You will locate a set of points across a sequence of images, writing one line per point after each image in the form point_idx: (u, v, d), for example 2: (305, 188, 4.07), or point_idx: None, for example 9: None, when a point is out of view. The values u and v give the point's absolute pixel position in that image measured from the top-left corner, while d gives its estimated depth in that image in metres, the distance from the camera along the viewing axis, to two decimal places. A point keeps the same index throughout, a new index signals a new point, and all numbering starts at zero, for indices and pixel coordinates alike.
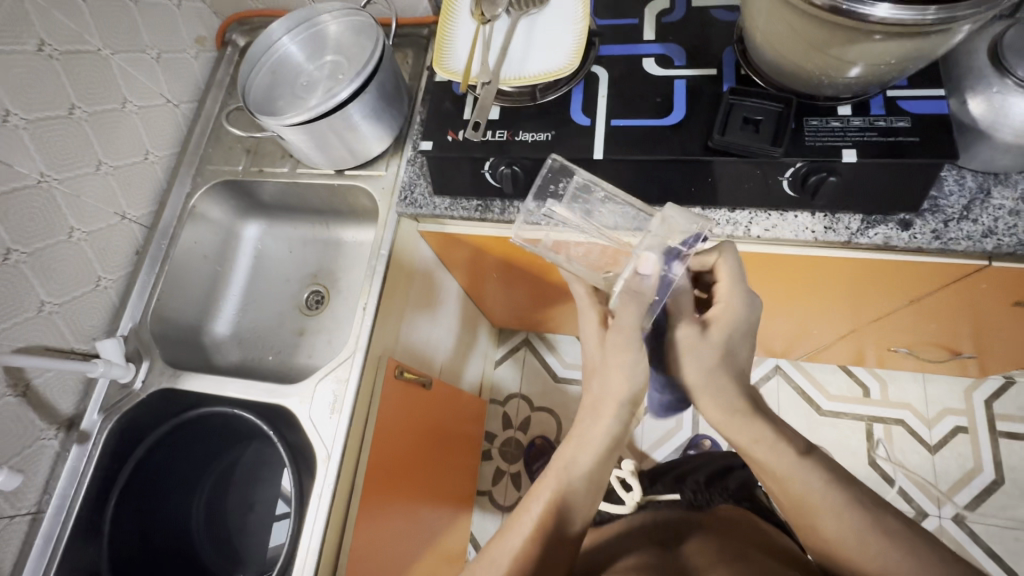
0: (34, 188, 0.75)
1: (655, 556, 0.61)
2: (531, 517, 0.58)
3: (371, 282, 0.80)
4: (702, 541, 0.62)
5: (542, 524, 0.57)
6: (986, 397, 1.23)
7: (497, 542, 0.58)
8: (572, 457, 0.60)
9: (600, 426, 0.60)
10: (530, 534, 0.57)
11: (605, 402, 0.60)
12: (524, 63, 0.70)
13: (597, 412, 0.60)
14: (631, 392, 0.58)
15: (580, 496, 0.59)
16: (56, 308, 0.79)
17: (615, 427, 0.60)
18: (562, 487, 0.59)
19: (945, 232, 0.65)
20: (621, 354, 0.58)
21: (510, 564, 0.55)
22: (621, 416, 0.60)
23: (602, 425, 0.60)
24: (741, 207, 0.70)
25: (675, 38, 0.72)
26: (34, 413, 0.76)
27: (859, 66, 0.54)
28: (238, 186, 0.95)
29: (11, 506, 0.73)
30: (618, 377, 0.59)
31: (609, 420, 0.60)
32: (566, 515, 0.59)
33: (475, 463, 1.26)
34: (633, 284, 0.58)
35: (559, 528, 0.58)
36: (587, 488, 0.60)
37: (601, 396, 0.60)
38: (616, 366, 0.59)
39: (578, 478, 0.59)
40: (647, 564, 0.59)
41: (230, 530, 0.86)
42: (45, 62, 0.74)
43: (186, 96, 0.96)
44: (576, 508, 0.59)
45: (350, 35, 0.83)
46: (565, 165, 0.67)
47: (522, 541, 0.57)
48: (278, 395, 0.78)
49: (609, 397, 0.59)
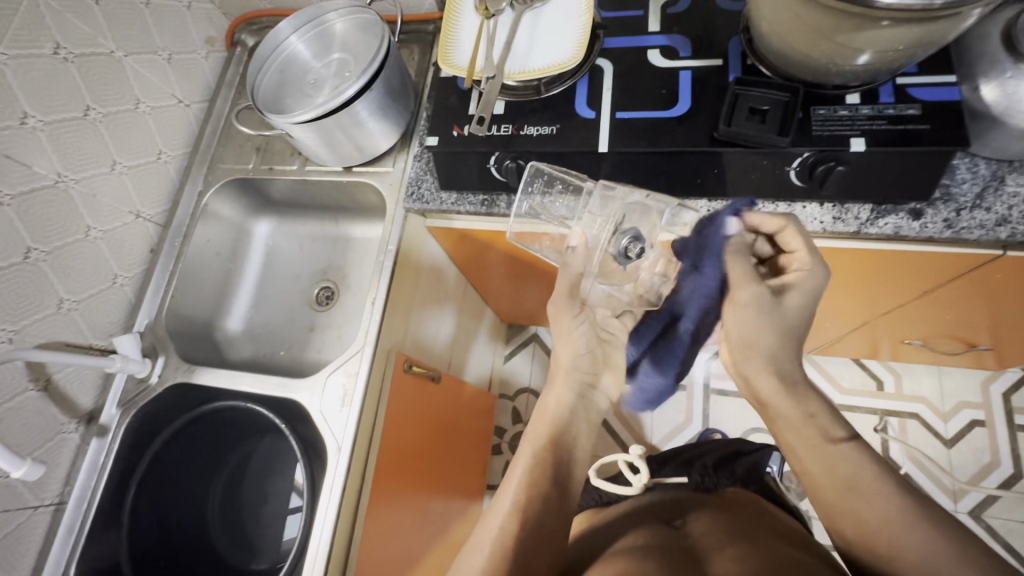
0: (52, 188, 0.77)
1: (662, 534, 0.61)
2: (506, 501, 0.57)
3: (379, 277, 0.81)
4: (710, 520, 0.62)
5: (519, 505, 0.56)
6: (1004, 389, 1.21)
7: (481, 527, 0.58)
8: (537, 433, 0.62)
9: (553, 396, 0.63)
10: (508, 515, 0.56)
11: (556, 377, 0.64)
12: (528, 57, 0.70)
13: (551, 385, 0.65)
14: (575, 359, 0.64)
15: (556, 475, 0.59)
16: (75, 306, 0.81)
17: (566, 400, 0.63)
18: (534, 466, 0.59)
19: (957, 221, 0.64)
20: (561, 320, 0.65)
21: (492, 546, 0.55)
22: (571, 385, 0.63)
23: (554, 395, 0.64)
24: (748, 199, 0.69)
25: (681, 28, 0.72)
26: (55, 406, 0.79)
27: (867, 53, 0.54)
28: (249, 184, 0.96)
29: (35, 496, 0.76)
30: (564, 346, 0.65)
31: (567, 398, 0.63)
32: (553, 502, 0.58)
33: (483, 457, 1.27)
34: (570, 256, 0.66)
35: (542, 516, 0.56)
36: (560, 466, 0.60)
37: (553, 368, 0.65)
38: (564, 333, 0.65)
39: (549, 455, 0.60)
40: (654, 539, 0.59)
41: (245, 520, 0.88)
42: (60, 65, 0.76)
43: (197, 96, 0.98)
44: (556, 490, 0.58)
45: (356, 33, 0.84)
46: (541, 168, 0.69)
47: (501, 520, 0.56)
48: (290, 389, 0.80)
49: (558, 367, 0.65)
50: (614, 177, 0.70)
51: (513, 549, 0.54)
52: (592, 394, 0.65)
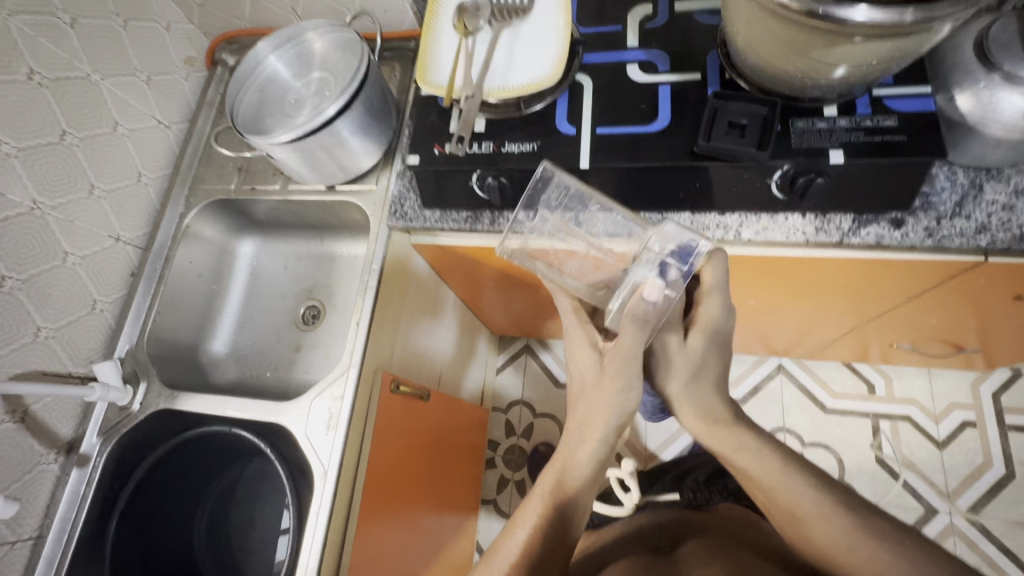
0: (28, 216, 0.76)
1: (646, 560, 0.60)
2: (515, 546, 0.58)
3: (364, 297, 0.80)
4: (698, 540, 0.61)
5: (525, 553, 0.57)
6: (993, 390, 1.21)
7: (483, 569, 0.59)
8: (556, 478, 0.62)
9: (585, 450, 0.62)
10: (514, 562, 0.57)
11: (589, 425, 0.62)
12: (507, 75, 0.70)
13: (583, 432, 0.63)
14: (616, 417, 0.61)
15: (566, 519, 0.60)
16: (52, 333, 0.79)
17: (599, 451, 0.63)
18: (548, 511, 0.60)
19: (938, 230, 0.64)
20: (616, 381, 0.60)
21: None
22: (604, 437, 0.62)
23: (587, 446, 0.62)
24: (731, 211, 0.69)
25: (659, 43, 0.72)
26: (33, 438, 0.77)
27: (842, 67, 0.54)
28: (231, 205, 0.95)
29: (12, 531, 0.74)
30: (608, 401, 0.61)
31: (595, 441, 0.62)
32: (557, 538, 0.59)
33: (478, 472, 1.26)
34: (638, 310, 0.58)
35: (543, 558, 0.57)
36: (571, 510, 0.61)
37: (590, 416, 0.62)
38: (608, 391, 0.61)
39: (560, 506, 0.60)
40: (640, 564, 0.59)
41: (233, 547, 0.86)
42: (34, 90, 0.75)
43: (177, 117, 0.97)
44: (559, 530, 0.59)
45: (336, 51, 0.84)
46: (552, 174, 0.65)
47: (506, 568, 0.57)
48: (274, 414, 0.78)
49: (595, 418, 0.62)
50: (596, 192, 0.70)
51: None
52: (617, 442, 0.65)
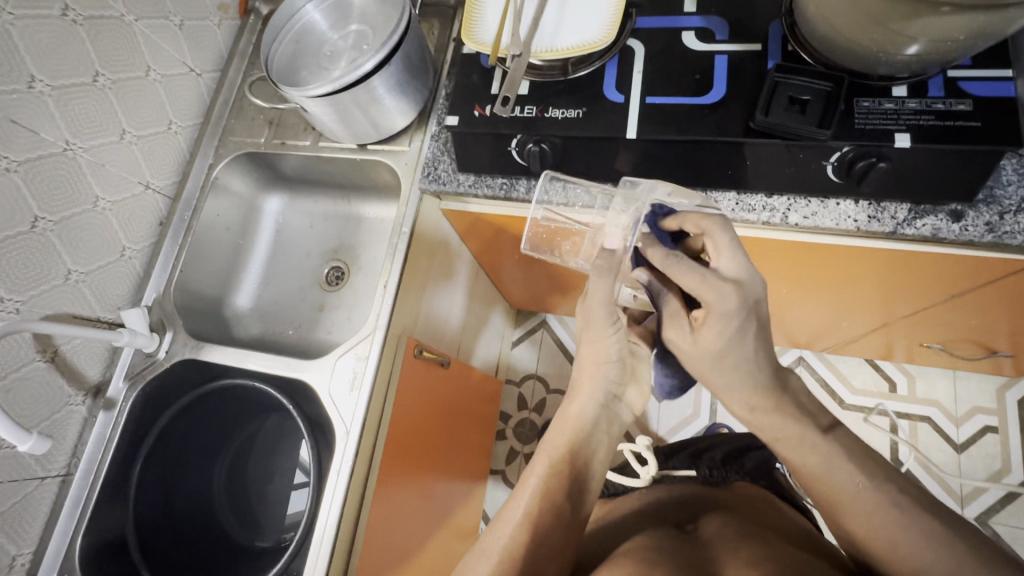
0: (60, 156, 0.75)
1: (668, 535, 0.59)
2: (517, 512, 0.57)
3: (392, 260, 0.79)
4: (723, 520, 0.59)
5: (528, 522, 0.56)
6: (1019, 397, 1.18)
7: (489, 534, 0.58)
8: (556, 446, 0.61)
9: (576, 405, 0.63)
10: (516, 526, 0.56)
11: (578, 384, 0.65)
12: (556, 36, 0.67)
13: (575, 392, 0.65)
14: (602, 369, 0.63)
15: (572, 490, 0.59)
16: (83, 277, 0.80)
17: (590, 407, 0.63)
18: (549, 476, 0.59)
19: (1000, 225, 0.61)
20: (593, 328, 0.63)
21: (499, 554, 0.54)
22: (595, 392, 0.63)
23: (577, 404, 0.63)
24: (778, 193, 0.66)
25: (718, 10, 0.68)
26: (63, 378, 0.78)
27: (921, 42, 0.50)
28: (260, 158, 0.94)
29: (42, 467, 0.76)
30: (590, 353, 0.64)
31: (585, 398, 0.63)
32: (558, 508, 0.57)
33: (488, 443, 1.26)
34: (603, 258, 0.61)
35: (542, 522, 0.56)
36: (577, 480, 0.59)
37: (580, 375, 0.65)
38: (588, 336, 0.64)
39: (565, 468, 0.60)
40: (664, 540, 0.57)
41: (250, 497, 0.87)
42: (68, 27, 0.73)
43: (209, 66, 0.95)
44: (567, 505, 0.58)
45: (376, 3, 0.81)
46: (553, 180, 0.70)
47: (510, 531, 0.56)
48: (296, 369, 0.79)
49: (583, 374, 0.65)
50: (638, 163, 0.67)
51: (521, 559, 0.53)
52: (615, 404, 0.65)
